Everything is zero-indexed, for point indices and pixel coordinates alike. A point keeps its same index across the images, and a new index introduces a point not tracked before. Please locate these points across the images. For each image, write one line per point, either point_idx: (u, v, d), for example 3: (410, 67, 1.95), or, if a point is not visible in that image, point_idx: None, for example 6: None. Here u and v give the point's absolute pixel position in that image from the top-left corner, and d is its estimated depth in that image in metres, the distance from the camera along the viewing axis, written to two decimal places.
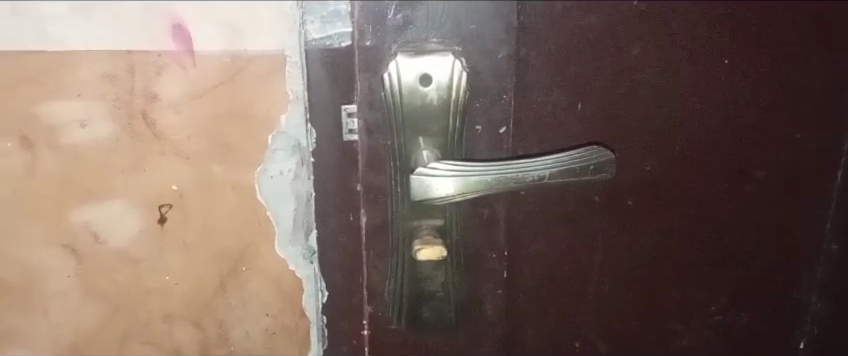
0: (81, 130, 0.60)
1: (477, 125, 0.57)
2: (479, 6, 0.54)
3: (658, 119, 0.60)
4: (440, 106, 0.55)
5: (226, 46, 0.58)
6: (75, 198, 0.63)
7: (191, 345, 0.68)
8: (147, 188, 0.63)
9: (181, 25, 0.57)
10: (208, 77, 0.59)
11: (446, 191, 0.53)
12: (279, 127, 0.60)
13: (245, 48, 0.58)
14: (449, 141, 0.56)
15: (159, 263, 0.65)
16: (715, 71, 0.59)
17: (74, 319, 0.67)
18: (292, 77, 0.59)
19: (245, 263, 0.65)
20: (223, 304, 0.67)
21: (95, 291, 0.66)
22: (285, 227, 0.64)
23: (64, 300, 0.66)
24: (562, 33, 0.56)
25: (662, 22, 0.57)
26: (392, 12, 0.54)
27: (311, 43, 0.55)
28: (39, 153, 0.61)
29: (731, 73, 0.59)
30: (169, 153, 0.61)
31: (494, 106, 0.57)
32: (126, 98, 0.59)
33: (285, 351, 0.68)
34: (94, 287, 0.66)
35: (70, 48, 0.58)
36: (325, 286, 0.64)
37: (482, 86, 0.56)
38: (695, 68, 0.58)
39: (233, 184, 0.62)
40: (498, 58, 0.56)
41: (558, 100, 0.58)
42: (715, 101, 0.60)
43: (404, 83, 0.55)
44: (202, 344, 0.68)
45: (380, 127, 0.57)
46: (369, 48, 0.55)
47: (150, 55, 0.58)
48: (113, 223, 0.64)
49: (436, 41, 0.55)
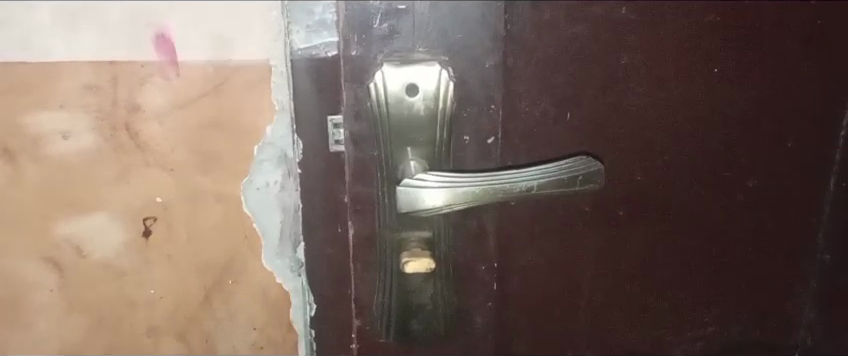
0: (64, 142, 0.59)
1: (465, 136, 0.57)
2: (466, 15, 0.54)
3: (647, 128, 0.60)
4: (428, 117, 0.55)
5: (210, 56, 0.57)
6: (58, 211, 0.61)
7: None
8: (131, 201, 0.62)
9: (165, 35, 0.56)
10: (193, 87, 0.58)
11: (434, 202, 0.53)
12: (265, 138, 0.60)
13: (230, 59, 0.57)
14: (437, 152, 0.56)
15: (144, 277, 0.64)
16: (705, 80, 0.59)
17: (57, 334, 0.66)
18: (277, 87, 0.58)
19: (231, 277, 0.64)
20: (209, 318, 0.66)
21: (78, 306, 0.65)
22: (271, 239, 0.63)
23: (47, 315, 0.65)
24: (550, 42, 0.56)
25: (651, 30, 0.56)
26: (378, 21, 0.53)
27: (296, 53, 0.55)
28: (21, 165, 0.60)
29: (719, 81, 0.59)
30: (153, 165, 0.60)
31: (482, 117, 0.57)
32: (109, 109, 0.59)
33: None
34: (78, 302, 0.65)
35: (51, 58, 0.57)
36: (312, 298, 0.63)
37: (470, 96, 0.56)
38: (685, 77, 0.58)
39: (219, 196, 0.62)
40: (485, 67, 0.55)
41: (546, 110, 0.58)
42: (705, 109, 0.59)
43: (389, 93, 0.54)
44: None
45: (367, 138, 0.56)
46: (354, 58, 0.54)
47: (134, 66, 0.57)
48: (97, 237, 0.63)
49: (423, 51, 0.54)
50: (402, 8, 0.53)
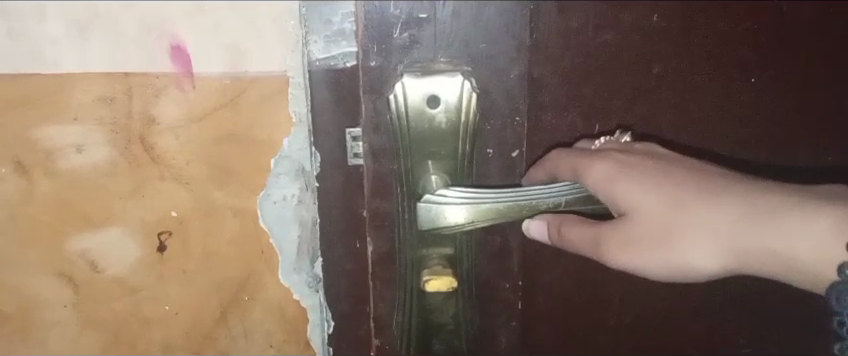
0: (78, 155, 0.59)
1: (488, 148, 0.56)
2: (489, 23, 0.52)
3: (685, 139, 0.58)
4: (449, 129, 0.54)
5: (226, 68, 0.56)
6: (72, 225, 0.61)
7: None
8: (146, 215, 0.61)
9: (180, 46, 0.55)
10: (208, 98, 0.57)
11: (455, 218, 0.53)
12: (282, 150, 0.59)
13: (246, 70, 0.56)
14: (459, 166, 0.55)
15: (159, 293, 0.63)
16: (740, 89, 0.57)
17: (70, 350, 0.65)
18: (295, 98, 0.57)
19: (248, 293, 0.63)
20: (225, 334, 0.65)
21: (92, 322, 0.64)
22: (288, 253, 0.62)
23: (60, 331, 0.64)
24: (576, 51, 0.55)
25: (683, 38, 0.55)
26: (398, 30, 0.52)
27: (315, 63, 0.54)
28: (35, 179, 0.59)
29: (756, 89, 0.57)
30: (168, 179, 0.59)
31: (506, 129, 0.55)
32: (124, 122, 0.58)
33: None
34: (92, 317, 0.64)
35: (65, 70, 0.56)
36: (332, 316, 0.63)
37: (494, 108, 0.55)
38: (718, 86, 0.57)
39: (235, 211, 0.61)
40: (510, 78, 0.54)
41: (573, 122, 0.57)
42: (742, 117, 0.58)
43: (408, 104, 0.53)
44: None
45: (387, 150, 0.55)
46: (374, 69, 0.53)
47: (149, 78, 0.56)
48: (111, 251, 0.62)
49: (445, 61, 0.53)
50: (423, 17, 0.52)
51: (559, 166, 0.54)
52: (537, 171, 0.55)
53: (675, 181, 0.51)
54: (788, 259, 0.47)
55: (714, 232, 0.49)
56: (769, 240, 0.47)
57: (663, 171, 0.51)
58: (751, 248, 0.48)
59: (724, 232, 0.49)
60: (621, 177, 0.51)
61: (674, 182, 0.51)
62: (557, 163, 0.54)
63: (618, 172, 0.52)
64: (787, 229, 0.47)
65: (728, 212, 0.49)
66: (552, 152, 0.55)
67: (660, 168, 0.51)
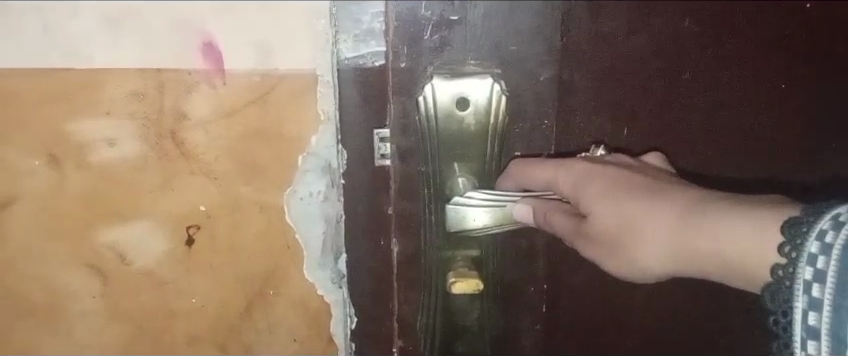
0: (110, 149, 0.60)
1: (515, 151, 0.58)
2: (516, 24, 0.54)
3: (714, 140, 0.58)
4: (477, 131, 0.57)
5: (256, 65, 0.57)
6: (103, 218, 0.62)
7: None
8: (174, 208, 0.62)
9: (211, 43, 0.56)
10: (239, 95, 0.57)
11: (481, 222, 0.55)
12: (310, 148, 0.59)
13: (276, 67, 0.57)
14: (485, 167, 0.58)
15: (185, 285, 0.64)
16: (769, 88, 0.57)
17: (98, 339, 0.66)
18: (324, 97, 0.57)
19: (273, 287, 0.64)
20: (250, 328, 0.66)
21: (121, 311, 0.65)
22: (312, 250, 0.63)
23: (88, 320, 0.65)
24: (606, 53, 0.55)
25: (713, 41, 0.55)
26: (427, 31, 0.54)
27: (344, 62, 0.55)
28: (67, 173, 0.60)
29: (784, 86, 0.57)
30: (197, 174, 0.60)
31: (533, 131, 0.57)
32: (156, 117, 0.58)
33: None
34: (120, 307, 0.65)
35: (99, 65, 0.57)
36: (353, 311, 0.64)
37: (522, 109, 0.56)
38: (747, 85, 0.57)
39: (262, 206, 0.61)
40: (539, 81, 0.56)
41: (602, 126, 0.57)
42: (771, 112, 0.58)
43: (438, 105, 0.56)
44: None
45: (416, 150, 0.58)
46: (404, 70, 0.55)
47: (181, 74, 0.57)
48: (140, 243, 0.63)
49: (474, 63, 0.55)
50: (454, 19, 0.54)
51: (523, 176, 0.54)
52: (505, 182, 0.56)
53: (635, 185, 0.48)
54: (734, 260, 0.43)
55: (659, 228, 0.46)
56: (713, 241, 0.43)
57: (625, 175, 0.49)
58: (692, 247, 0.44)
59: (673, 230, 0.45)
60: (583, 182, 0.50)
61: (633, 184, 0.48)
62: (521, 172, 0.55)
63: (582, 178, 0.51)
64: (722, 236, 0.43)
65: (675, 210, 0.45)
66: (514, 164, 0.56)
67: (624, 172, 0.50)
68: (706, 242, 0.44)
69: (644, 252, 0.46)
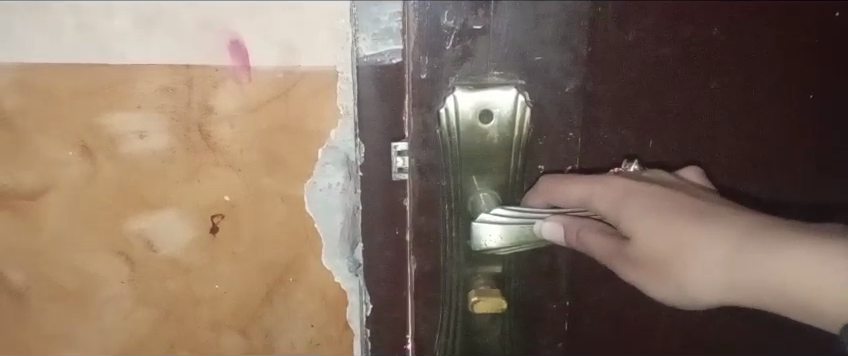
0: (140, 141, 0.61)
1: (540, 165, 0.57)
2: (540, 33, 0.53)
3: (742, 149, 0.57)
4: (500, 144, 0.55)
5: (280, 62, 0.58)
6: (132, 207, 0.63)
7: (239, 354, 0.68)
8: (200, 198, 0.63)
9: (239, 41, 0.57)
10: (263, 91, 0.59)
11: (509, 237, 0.54)
12: (329, 141, 0.61)
13: (298, 64, 0.58)
14: (509, 181, 0.56)
15: (209, 272, 0.65)
16: (798, 94, 0.56)
17: (125, 324, 0.67)
18: (344, 93, 0.59)
19: (292, 274, 0.65)
20: (270, 314, 0.67)
21: (148, 297, 0.66)
22: (331, 239, 0.64)
23: (116, 304, 0.66)
24: (631, 63, 0.54)
25: (743, 49, 0.54)
26: (448, 41, 0.53)
27: (362, 60, 0.56)
28: (99, 163, 0.61)
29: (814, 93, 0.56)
30: (223, 165, 0.62)
31: (558, 145, 0.56)
32: (184, 111, 0.60)
33: None
34: (148, 293, 0.66)
35: (131, 61, 0.58)
36: (369, 298, 0.64)
37: (547, 122, 0.56)
38: (777, 93, 0.56)
39: (284, 197, 0.63)
40: (565, 91, 0.55)
41: (626, 138, 0.57)
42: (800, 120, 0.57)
43: (462, 116, 0.55)
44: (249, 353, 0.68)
45: (441, 163, 0.56)
46: (424, 82, 0.54)
47: (208, 70, 0.58)
48: (166, 231, 0.64)
49: (497, 74, 0.54)
50: (477, 28, 0.53)
51: (557, 192, 0.53)
52: (534, 197, 0.55)
53: (679, 203, 0.48)
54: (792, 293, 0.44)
55: (714, 252, 0.46)
56: (770, 267, 0.44)
57: (661, 192, 0.49)
58: (751, 274, 0.45)
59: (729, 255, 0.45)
60: (625, 200, 0.50)
61: (677, 204, 0.48)
62: (554, 188, 0.53)
63: (623, 195, 0.50)
64: (783, 264, 0.43)
65: (728, 235, 0.46)
66: (546, 179, 0.54)
67: (667, 191, 0.49)
68: (772, 270, 0.44)
69: (694, 276, 0.47)
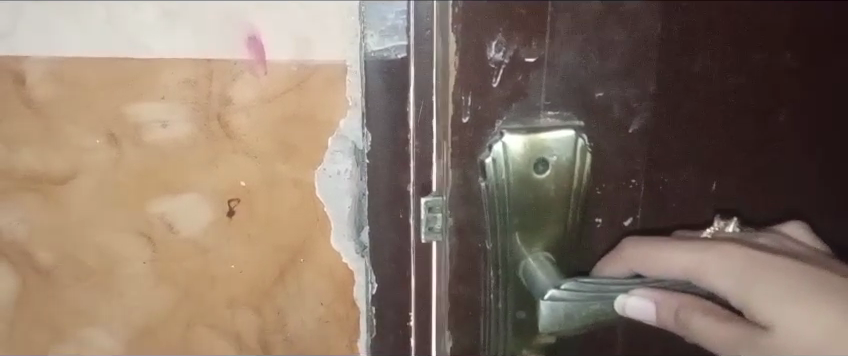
0: (163, 130, 0.59)
1: (597, 218, 0.57)
2: (607, 69, 0.53)
3: (790, 180, 0.60)
4: (557, 195, 0.55)
5: (295, 56, 0.58)
6: (155, 190, 0.61)
7: (253, 332, 0.65)
8: (219, 184, 0.61)
9: (256, 37, 0.58)
10: (279, 84, 0.59)
11: (582, 315, 0.53)
12: (339, 130, 0.61)
13: (312, 58, 0.59)
14: (566, 240, 0.57)
15: (225, 252, 0.63)
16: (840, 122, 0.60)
17: (146, 304, 0.64)
18: (353, 85, 0.59)
19: (304, 255, 0.64)
20: (283, 293, 0.65)
21: (168, 276, 0.63)
22: (340, 223, 0.63)
23: (138, 284, 0.63)
24: (697, 97, 0.55)
25: (796, 79, 0.57)
26: (496, 77, 0.51)
27: (370, 55, 0.58)
28: (125, 151, 0.60)
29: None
30: (239, 152, 0.60)
31: (617, 194, 0.57)
32: (204, 101, 0.59)
33: (338, 340, 0.66)
34: (169, 272, 0.63)
35: (156, 55, 0.57)
36: (375, 278, 0.64)
37: (607, 170, 0.56)
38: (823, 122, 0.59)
39: (297, 182, 0.62)
40: (626, 132, 0.55)
41: (690, 177, 0.58)
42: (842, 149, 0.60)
43: (509, 156, 0.54)
44: (262, 331, 0.65)
45: (494, 219, 0.55)
46: (469, 125, 0.52)
47: (227, 64, 0.58)
48: (187, 214, 0.62)
49: (551, 115, 0.53)
50: (530, 62, 0.51)
51: (640, 259, 0.55)
52: (616, 264, 0.56)
53: (802, 277, 0.51)
54: None
55: None
56: None
57: (751, 259, 0.53)
58: None
59: None
60: (738, 273, 0.53)
61: (803, 278, 0.51)
62: (640, 255, 0.55)
63: (735, 268, 0.53)
64: None
65: None
66: (629, 246, 0.56)
67: (789, 266, 0.52)
68: None
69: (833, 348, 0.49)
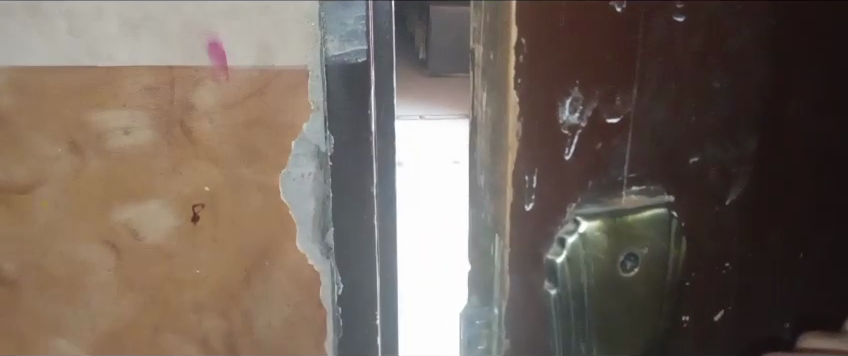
0: (126, 138, 0.52)
1: (684, 314, 0.47)
2: (702, 125, 0.42)
3: None
4: (646, 292, 0.44)
5: (256, 61, 0.49)
6: (115, 197, 0.53)
7: (220, 337, 0.58)
8: (182, 189, 0.53)
9: (217, 44, 0.49)
10: (240, 87, 0.50)
11: None
12: (301, 132, 0.51)
13: (273, 63, 0.49)
14: (653, 343, 0.46)
15: (189, 257, 0.55)
16: None
17: (110, 311, 0.57)
18: (315, 89, 0.50)
19: (269, 257, 0.55)
20: (249, 297, 0.56)
21: (131, 282, 0.56)
22: (305, 226, 0.54)
23: (102, 292, 0.56)
24: (796, 155, 0.45)
25: None
26: (570, 146, 0.41)
27: (331, 60, 0.48)
28: (87, 160, 0.52)
29: None
30: (203, 158, 0.52)
31: (707, 281, 0.46)
32: (166, 108, 0.51)
33: (305, 343, 0.57)
34: (130, 278, 0.56)
35: (118, 63, 0.49)
36: (340, 278, 0.54)
37: (701, 256, 0.45)
38: None
39: (262, 187, 0.53)
40: (723, 206, 0.45)
41: (779, 251, 0.47)
42: None
43: (591, 247, 0.42)
44: (231, 336, 0.57)
45: (568, 328, 0.44)
46: (532, 213, 0.41)
47: (189, 70, 0.50)
48: (147, 220, 0.54)
49: (636, 192, 0.43)
50: (613, 124, 0.41)
51: None
52: None
53: None
54: None
55: None
56: None
57: None
58: None
59: None
60: None
61: None
62: None
63: None
64: None
65: None
66: None
67: None
68: None
69: None
